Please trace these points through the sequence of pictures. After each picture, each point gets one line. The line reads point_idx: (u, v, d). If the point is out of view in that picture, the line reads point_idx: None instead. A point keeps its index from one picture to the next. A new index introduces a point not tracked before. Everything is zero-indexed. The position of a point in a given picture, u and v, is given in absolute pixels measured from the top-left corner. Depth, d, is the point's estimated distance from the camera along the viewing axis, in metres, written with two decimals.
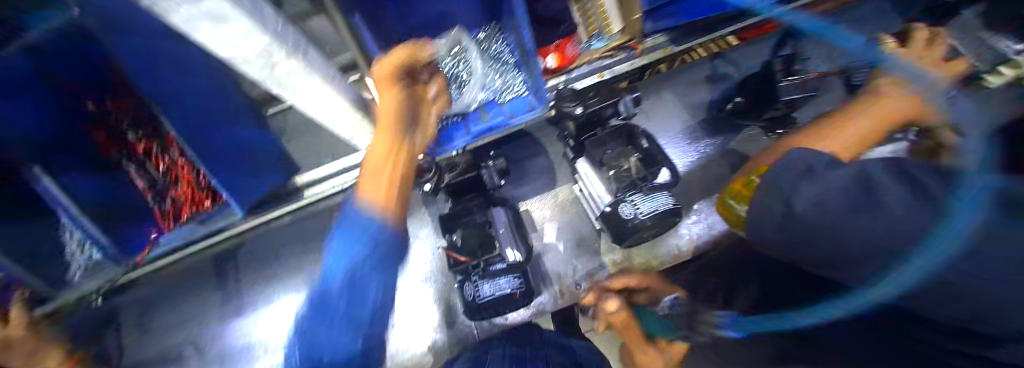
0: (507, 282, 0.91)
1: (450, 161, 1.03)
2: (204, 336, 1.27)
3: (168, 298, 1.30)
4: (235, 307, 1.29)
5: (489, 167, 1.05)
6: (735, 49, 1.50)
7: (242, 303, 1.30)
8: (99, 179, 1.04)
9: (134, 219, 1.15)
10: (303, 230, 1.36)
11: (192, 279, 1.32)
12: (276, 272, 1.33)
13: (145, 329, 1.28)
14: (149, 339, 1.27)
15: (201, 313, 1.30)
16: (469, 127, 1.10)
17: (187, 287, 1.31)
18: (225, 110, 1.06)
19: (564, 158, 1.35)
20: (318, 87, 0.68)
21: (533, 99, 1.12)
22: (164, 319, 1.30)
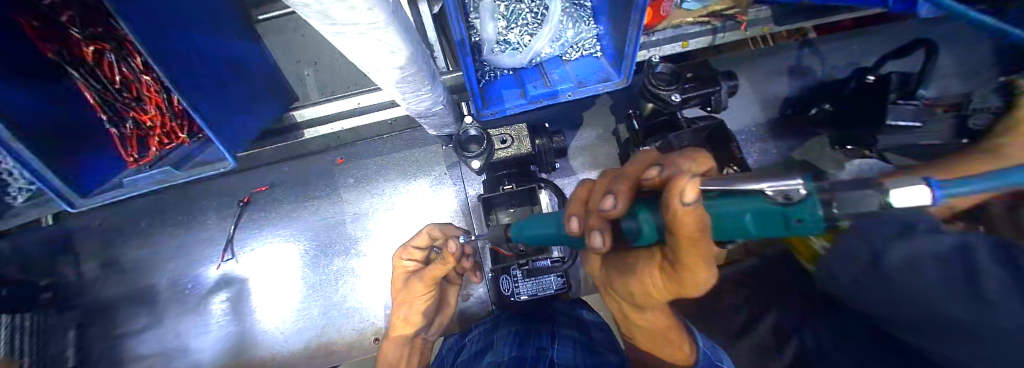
0: (552, 282, 0.95)
1: (505, 133, 0.83)
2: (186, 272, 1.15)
3: (144, 227, 1.17)
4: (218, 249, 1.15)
5: (549, 147, 0.89)
6: (845, 36, 1.24)
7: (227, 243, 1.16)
8: (44, 103, 0.69)
9: (92, 154, 0.79)
10: (299, 169, 1.18)
11: (171, 207, 1.17)
12: (268, 214, 1.17)
13: (112, 257, 1.16)
14: (123, 267, 1.15)
15: (182, 247, 1.16)
16: (523, 86, 0.91)
17: (163, 217, 1.17)
18: (205, 12, 0.78)
19: (615, 136, 1.17)
20: (390, 46, 0.45)
21: (607, 66, 0.92)
22: (139, 248, 1.16)
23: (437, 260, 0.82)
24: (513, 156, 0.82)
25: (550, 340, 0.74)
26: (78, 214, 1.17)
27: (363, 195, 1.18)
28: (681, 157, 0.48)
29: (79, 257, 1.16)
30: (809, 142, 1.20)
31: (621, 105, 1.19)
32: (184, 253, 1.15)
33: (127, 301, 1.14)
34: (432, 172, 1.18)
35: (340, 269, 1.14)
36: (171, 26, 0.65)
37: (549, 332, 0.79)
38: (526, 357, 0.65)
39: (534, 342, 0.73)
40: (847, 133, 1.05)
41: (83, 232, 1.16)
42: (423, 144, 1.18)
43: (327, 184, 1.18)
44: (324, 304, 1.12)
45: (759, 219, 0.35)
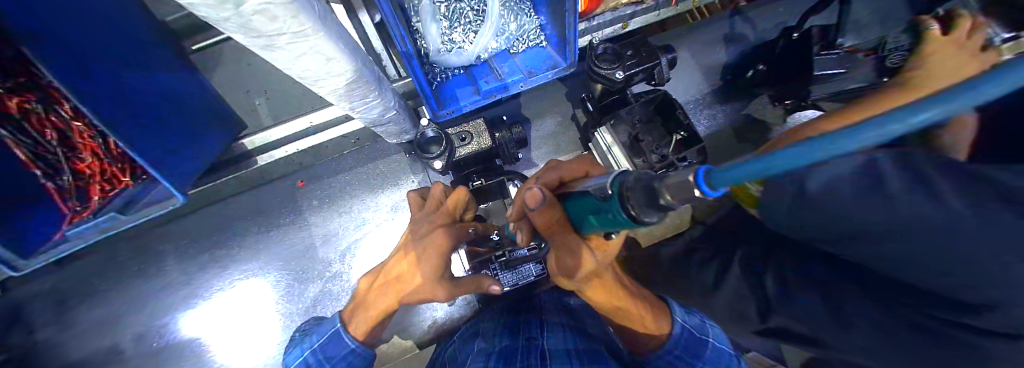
0: (531, 269, 0.95)
1: (465, 131, 0.84)
2: (155, 326, 1.09)
3: (98, 284, 1.09)
4: (187, 293, 1.10)
5: (508, 137, 0.91)
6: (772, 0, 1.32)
7: (193, 286, 1.10)
8: None
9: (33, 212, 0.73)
10: (261, 198, 1.14)
11: (126, 259, 1.10)
12: (233, 249, 1.12)
13: (66, 324, 1.07)
14: (83, 331, 1.07)
15: (147, 299, 1.09)
16: (475, 83, 0.92)
17: (118, 271, 1.09)
18: (128, 45, 0.75)
19: (574, 120, 1.22)
20: (324, 54, 0.44)
21: (554, 54, 0.95)
22: (98, 308, 1.08)
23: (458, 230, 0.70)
24: (474, 153, 0.84)
25: (538, 328, 0.77)
26: (18, 283, 1.07)
27: (333, 215, 1.15)
28: (565, 167, 0.61)
29: (27, 330, 1.06)
30: (751, 103, 1.29)
31: (577, 91, 1.23)
32: (150, 303, 1.09)
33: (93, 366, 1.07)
34: (401, 182, 1.17)
35: (317, 294, 1.12)
36: (90, 61, 0.62)
37: (537, 320, 0.81)
38: (517, 348, 0.70)
39: (526, 331, 0.76)
40: (784, 89, 1.15)
41: (30, 300, 1.07)
42: (386, 155, 1.17)
43: (294, 208, 1.14)
44: None
45: (595, 215, 0.45)
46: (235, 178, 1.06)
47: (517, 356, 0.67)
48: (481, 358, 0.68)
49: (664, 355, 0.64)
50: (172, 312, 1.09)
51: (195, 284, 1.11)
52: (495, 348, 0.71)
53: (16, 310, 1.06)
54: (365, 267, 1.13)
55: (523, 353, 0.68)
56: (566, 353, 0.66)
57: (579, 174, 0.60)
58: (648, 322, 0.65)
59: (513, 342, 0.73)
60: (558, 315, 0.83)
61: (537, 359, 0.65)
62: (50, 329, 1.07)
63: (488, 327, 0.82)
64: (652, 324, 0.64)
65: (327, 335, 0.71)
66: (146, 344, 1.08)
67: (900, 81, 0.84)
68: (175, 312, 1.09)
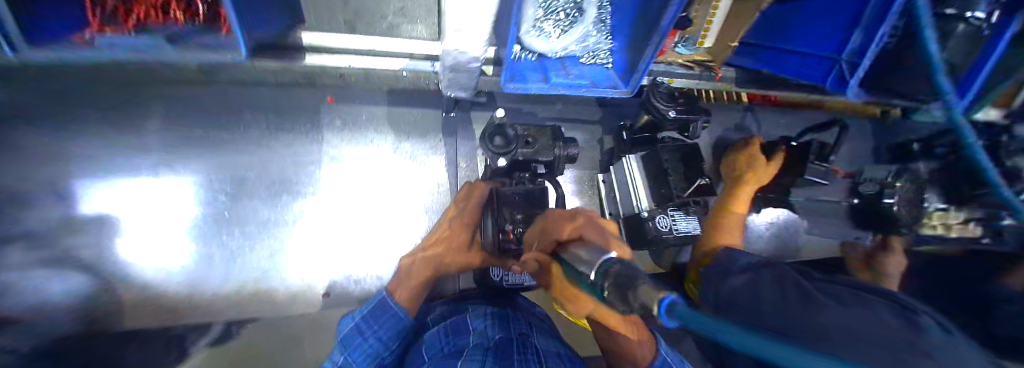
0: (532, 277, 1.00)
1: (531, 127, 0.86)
2: (121, 183, 1.03)
3: (84, 115, 1.03)
4: (167, 160, 1.06)
5: (564, 156, 0.90)
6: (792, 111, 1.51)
7: (179, 159, 1.06)
8: None
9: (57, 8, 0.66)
10: (284, 98, 1.12)
11: (122, 104, 1.06)
12: (229, 136, 1.09)
13: (34, 141, 1.00)
14: (47, 158, 1.01)
15: (127, 151, 1.04)
16: (545, 72, 0.98)
17: (114, 114, 1.05)
18: None
19: (601, 144, 1.33)
20: None
21: (616, 78, 1.05)
22: (70, 140, 1.02)
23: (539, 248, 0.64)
24: (531, 156, 0.85)
25: (527, 325, 0.84)
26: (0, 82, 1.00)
27: (347, 143, 1.14)
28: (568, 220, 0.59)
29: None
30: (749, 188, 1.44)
31: (611, 120, 1.35)
32: (126, 158, 1.04)
33: (41, 198, 1.00)
34: (428, 137, 1.19)
35: (299, 213, 1.11)
36: None
37: (522, 317, 0.88)
38: (513, 341, 0.74)
39: (516, 325, 0.82)
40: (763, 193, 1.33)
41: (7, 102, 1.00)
42: (424, 107, 1.19)
43: (310, 122, 1.13)
44: (274, 248, 1.09)
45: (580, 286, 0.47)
46: (271, 67, 1.02)
47: (515, 354, 0.69)
48: (478, 355, 0.68)
49: None
50: (143, 174, 1.04)
51: (183, 155, 1.07)
52: (491, 339, 0.75)
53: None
54: (355, 204, 1.13)
55: (519, 354, 0.70)
56: (556, 355, 0.75)
57: (574, 234, 0.56)
58: (635, 350, 0.70)
59: (507, 335, 0.76)
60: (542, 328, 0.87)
61: (532, 354, 0.71)
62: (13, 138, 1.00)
63: (473, 319, 0.83)
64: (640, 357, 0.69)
65: (375, 305, 0.79)
66: (107, 198, 1.03)
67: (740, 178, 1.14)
68: (148, 177, 1.05)
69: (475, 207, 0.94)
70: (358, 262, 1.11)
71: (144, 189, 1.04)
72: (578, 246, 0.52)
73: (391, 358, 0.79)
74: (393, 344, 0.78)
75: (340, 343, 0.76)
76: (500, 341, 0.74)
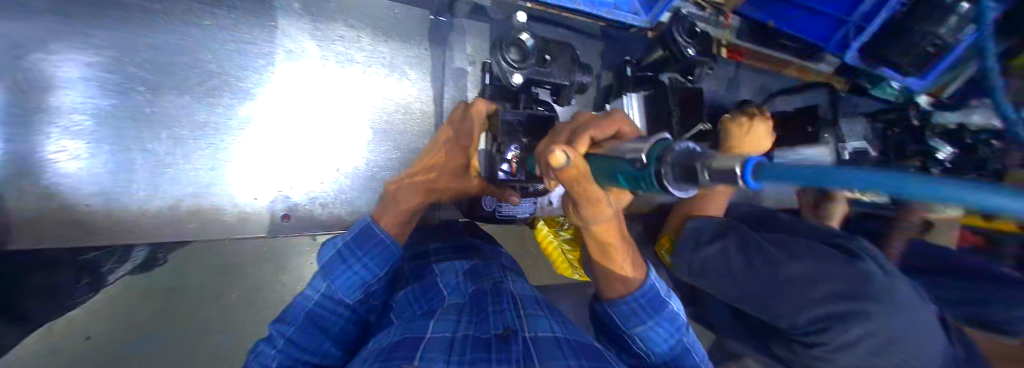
0: (525, 209, 0.97)
1: (548, 46, 0.77)
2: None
3: None
4: (49, 28, 0.78)
5: (576, 83, 0.82)
6: None
7: (61, 30, 0.79)
8: None
9: None
10: None
11: None
12: (144, 8, 0.83)
13: None
14: None
15: None
16: None
17: None
18: None
19: (599, 84, 1.26)
20: None
21: (636, 3, 0.94)
22: None
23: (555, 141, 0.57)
24: (542, 79, 0.75)
25: (501, 273, 0.79)
26: None
27: (307, 37, 0.92)
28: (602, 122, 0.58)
29: None
30: None
31: (613, 57, 1.26)
32: None
33: None
34: (410, 44, 1.01)
35: (248, 120, 0.91)
36: None
37: (496, 264, 0.84)
38: (487, 291, 0.70)
39: (490, 274, 0.77)
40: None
41: None
42: (408, 7, 1.00)
43: (262, 2, 0.89)
44: (217, 159, 0.90)
45: (625, 176, 0.44)
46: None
47: (490, 306, 0.65)
48: (453, 313, 0.62)
49: (629, 304, 0.73)
50: (15, 47, 0.77)
51: (65, 25, 0.79)
52: (464, 290, 0.70)
53: None
54: (320, 116, 0.95)
55: (492, 311, 0.64)
56: (534, 302, 0.72)
57: (609, 133, 0.57)
58: (623, 273, 0.74)
59: (475, 287, 0.71)
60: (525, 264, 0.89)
61: (508, 301, 0.67)
62: None
63: (441, 277, 0.74)
64: (628, 276, 0.74)
65: (359, 233, 0.74)
66: None
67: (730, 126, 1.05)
68: (15, 48, 0.77)
69: (467, 137, 0.84)
70: (327, 182, 0.98)
71: (5, 64, 0.77)
72: (615, 141, 0.52)
73: (381, 287, 0.77)
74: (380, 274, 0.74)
75: (322, 271, 0.71)
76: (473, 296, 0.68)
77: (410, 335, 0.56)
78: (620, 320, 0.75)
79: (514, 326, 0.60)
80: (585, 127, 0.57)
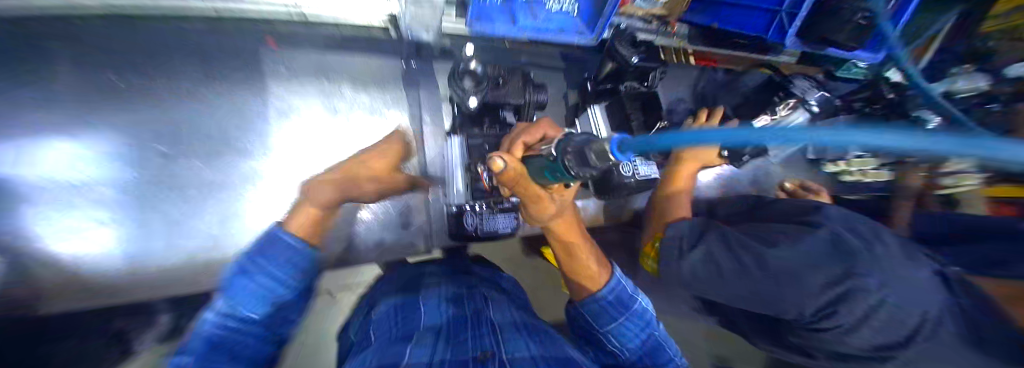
0: (507, 224, 1.01)
1: (497, 70, 0.85)
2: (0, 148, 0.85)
3: None
4: (73, 118, 0.89)
5: (534, 102, 0.90)
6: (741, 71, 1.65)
7: (80, 117, 0.90)
8: None
9: None
10: (215, 46, 0.99)
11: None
12: (156, 92, 0.95)
13: None
14: None
15: (18, 109, 0.87)
16: (512, 17, 0.95)
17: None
18: None
19: (567, 101, 1.35)
20: None
21: (580, 25, 1.05)
22: None
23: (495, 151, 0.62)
24: (498, 100, 0.84)
25: (484, 300, 0.81)
26: None
27: (297, 96, 1.04)
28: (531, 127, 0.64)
29: None
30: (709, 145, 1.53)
31: (577, 76, 1.37)
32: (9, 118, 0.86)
33: None
34: (388, 89, 1.13)
35: (251, 174, 1.00)
36: None
37: (480, 291, 0.86)
38: (466, 320, 0.71)
39: (471, 302, 0.78)
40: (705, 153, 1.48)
41: None
42: (382, 58, 1.12)
43: (255, 72, 1.01)
44: (225, 213, 0.98)
45: (552, 171, 0.51)
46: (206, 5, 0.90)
47: (472, 332, 0.66)
48: (430, 339, 0.63)
49: (597, 301, 0.74)
50: (46, 140, 0.88)
51: (87, 112, 0.90)
52: (450, 315, 0.72)
53: None
54: (315, 163, 1.04)
55: (472, 336, 0.65)
56: (513, 328, 0.71)
57: (538, 136, 0.63)
58: (589, 268, 0.77)
59: (457, 316, 0.72)
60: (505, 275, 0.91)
61: (487, 329, 0.68)
62: None
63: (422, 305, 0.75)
64: (592, 272, 0.77)
65: (264, 241, 0.71)
66: None
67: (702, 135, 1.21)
68: (47, 140, 0.88)
69: (448, 162, 0.94)
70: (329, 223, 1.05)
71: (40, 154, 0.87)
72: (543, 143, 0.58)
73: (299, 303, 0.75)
74: (290, 281, 0.71)
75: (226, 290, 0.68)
76: (455, 325, 0.69)
77: (387, 362, 0.54)
78: (591, 320, 0.75)
79: (491, 349, 0.61)
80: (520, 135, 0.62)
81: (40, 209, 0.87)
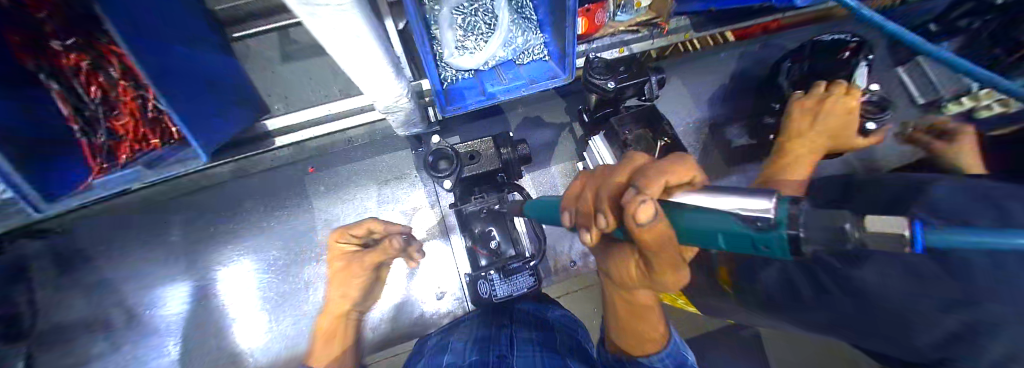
0: (525, 282, 0.95)
1: (475, 143, 0.91)
2: (157, 295, 1.18)
3: (119, 235, 1.19)
4: (191, 260, 1.19)
5: (516, 155, 0.95)
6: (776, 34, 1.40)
7: (198, 260, 1.20)
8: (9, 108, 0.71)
9: (52, 157, 0.79)
10: (270, 177, 1.24)
11: (144, 224, 1.20)
12: (238, 228, 1.22)
13: (84, 269, 1.17)
14: (96, 283, 1.17)
15: (161, 262, 1.19)
16: (482, 85, 1.01)
17: (142, 231, 1.20)
18: (178, 20, 0.84)
19: (571, 134, 1.33)
20: (355, 31, 0.49)
21: (554, 66, 1.04)
22: (109, 265, 1.18)
23: (589, 188, 0.52)
24: (478, 171, 0.90)
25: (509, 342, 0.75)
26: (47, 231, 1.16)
27: (335, 203, 1.24)
28: (666, 161, 0.42)
29: (45, 274, 1.15)
30: (754, 130, 1.30)
31: (575, 104, 1.34)
32: (158, 270, 1.19)
33: (98, 320, 1.15)
34: (402, 177, 1.26)
35: (312, 278, 1.20)
36: (146, 31, 0.68)
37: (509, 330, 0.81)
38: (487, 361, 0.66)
39: (496, 347, 0.72)
40: (742, 149, 1.32)
41: (57, 244, 1.17)
42: (393, 150, 1.27)
43: (302, 193, 1.24)
44: (297, 316, 1.17)
45: (731, 238, 0.32)
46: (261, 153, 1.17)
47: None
48: None
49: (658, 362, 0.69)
50: (178, 281, 1.19)
51: (201, 253, 1.20)
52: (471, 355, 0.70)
53: (42, 253, 1.16)
54: None
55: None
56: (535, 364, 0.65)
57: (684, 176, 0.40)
58: (651, 331, 0.72)
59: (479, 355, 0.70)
60: (526, 320, 0.86)
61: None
62: (65, 276, 1.16)
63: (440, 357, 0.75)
64: (652, 334, 0.72)
65: None
66: (147, 310, 1.17)
67: (818, 95, 0.92)
68: (179, 281, 1.19)
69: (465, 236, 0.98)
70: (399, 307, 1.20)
71: (177, 292, 1.18)
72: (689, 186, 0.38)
73: None
74: None
75: None
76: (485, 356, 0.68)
77: None
78: None
79: None
80: (662, 168, 0.40)
81: (179, 333, 1.16)
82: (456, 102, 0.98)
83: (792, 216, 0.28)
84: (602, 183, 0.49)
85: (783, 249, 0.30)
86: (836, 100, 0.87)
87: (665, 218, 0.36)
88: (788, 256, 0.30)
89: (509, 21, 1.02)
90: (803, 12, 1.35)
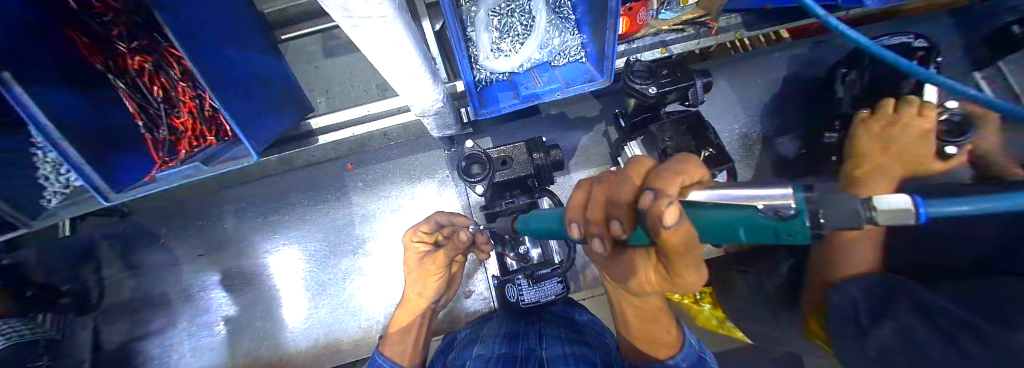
0: (554, 288, 0.91)
1: (507, 149, 0.89)
2: (212, 281, 1.28)
3: (179, 220, 1.30)
4: (240, 246, 1.29)
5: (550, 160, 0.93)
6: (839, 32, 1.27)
7: (248, 248, 1.29)
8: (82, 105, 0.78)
9: (122, 151, 0.87)
10: (310, 171, 1.30)
11: (200, 211, 1.31)
12: (282, 218, 1.30)
13: (151, 249, 1.30)
14: (161, 262, 1.30)
15: (216, 246, 1.29)
16: (516, 88, 1.00)
17: (199, 217, 1.30)
18: (231, 24, 0.89)
19: (605, 137, 1.28)
20: (397, 40, 0.48)
21: (591, 68, 1.01)
22: (171, 246, 1.30)
23: (596, 194, 0.47)
24: (512, 176, 0.89)
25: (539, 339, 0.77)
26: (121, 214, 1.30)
27: (372, 198, 1.29)
28: (673, 161, 0.40)
29: (119, 251, 1.29)
30: (809, 139, 1.19)
31: (610, 107, 1.29)
32: (211, 253, 1.29)
33: (163, 294, 1.28)
34: (433, 174, 1.28)
35: (346, 269, 1.25)
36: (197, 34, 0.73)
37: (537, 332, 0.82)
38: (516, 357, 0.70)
39: (524, 341, 0.77)
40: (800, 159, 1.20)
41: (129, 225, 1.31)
42: (426, 149, 1.29)
43: (339, 188, 1.30)
44: (332, 304, 1.23)
45: (752, 232, 0.29)
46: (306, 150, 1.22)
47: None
48: None
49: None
50: (228, 265, 1.28)
51: (249, 240, 1.29)
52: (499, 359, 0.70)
53: (117, 232, 1.30)
54: (391, 252, 1.25)
55: None
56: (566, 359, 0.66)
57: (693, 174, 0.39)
58: (664, 337, 0.67)
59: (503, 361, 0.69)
60: (552, 323, 0.85)
61: None
62: (136, 253, 1.30)
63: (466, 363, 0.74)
64: (664, 343, 0.66)
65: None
66: (201, 289, 1.28)
67: (889, 116, 0.82)
68: (229, 265, 1.28)
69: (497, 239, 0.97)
70: None
71: (227, 275, 1.28)
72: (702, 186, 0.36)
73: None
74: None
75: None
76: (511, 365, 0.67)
77: None
78: None
79: None
80: (671, 170, 0.38)
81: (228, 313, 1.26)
82: (490, 105, 0.97)
83: (812, 204, 0.27)
84: (610, 188, 0.45)
85: (806, 232, 0.27)
86: (907, 124, 0.78)
87: (688, 219, 0.32)
88: (810, 237, 0.28)
89: (546, 22, 0.99)
90: (892, 6, 1.15)
